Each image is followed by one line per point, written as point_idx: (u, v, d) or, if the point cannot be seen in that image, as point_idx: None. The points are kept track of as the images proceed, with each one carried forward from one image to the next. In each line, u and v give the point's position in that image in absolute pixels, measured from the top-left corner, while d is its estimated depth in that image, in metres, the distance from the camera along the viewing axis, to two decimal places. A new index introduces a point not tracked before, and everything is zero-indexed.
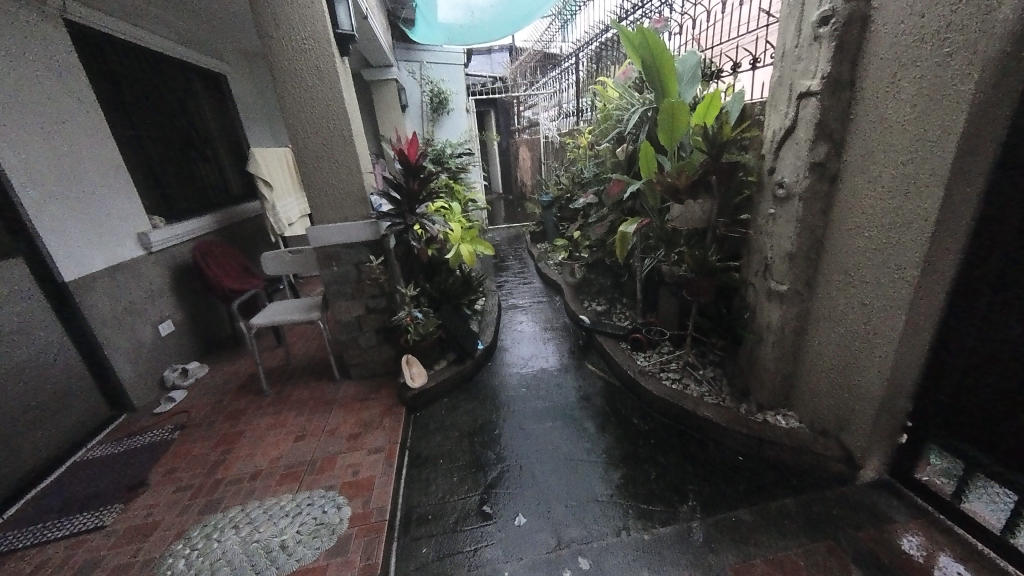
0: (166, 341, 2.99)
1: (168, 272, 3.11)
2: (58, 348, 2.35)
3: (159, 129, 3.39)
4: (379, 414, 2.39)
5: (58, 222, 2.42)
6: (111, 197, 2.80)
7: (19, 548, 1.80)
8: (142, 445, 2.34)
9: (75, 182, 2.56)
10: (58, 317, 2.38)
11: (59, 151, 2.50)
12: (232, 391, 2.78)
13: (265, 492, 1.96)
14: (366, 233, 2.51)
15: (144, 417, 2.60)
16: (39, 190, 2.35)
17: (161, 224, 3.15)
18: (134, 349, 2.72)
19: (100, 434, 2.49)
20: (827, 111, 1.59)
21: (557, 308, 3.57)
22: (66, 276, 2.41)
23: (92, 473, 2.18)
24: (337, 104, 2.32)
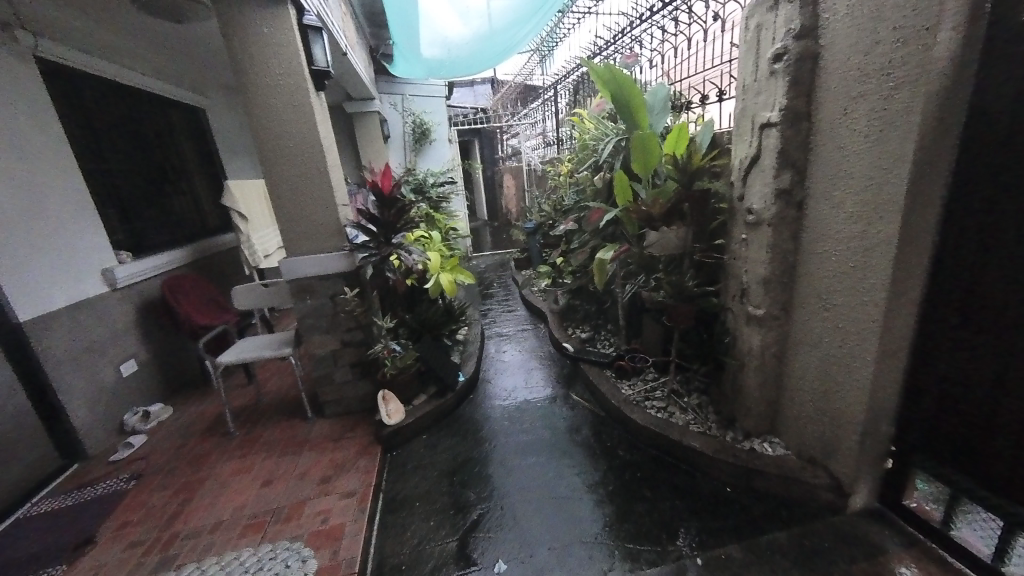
0: (128, 381, 2.84)
1: (133, 309, 2.98)
2: (5, 393, 2.19)
3: (132, 163, 3.34)
4: (353, 454, 2.28)
5: (16, 259, 2.31)
6: (77, 232, 2.70)
7: None
8: (93, 497, 2.16)
9: (38, 219, 2.47)
10: (8, 360, 2.24)
11: (23, 187, 2.42)
12: (197, 434, 2.62)
13: (225, 546, 1.80)
14: (341, 264, 2.45)
15: (100, 465, 2.42)
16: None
17: (129, 259, 3.05)
18: (91, 391, 2.57)
19: (48, 485, 2.30)
20: (789, 140, 1.64)
21: (541, 337, 3.52)
22: (20, 317, 2.28)
23: (35, 530, 1.99)
24: (311, 136, 2.31)
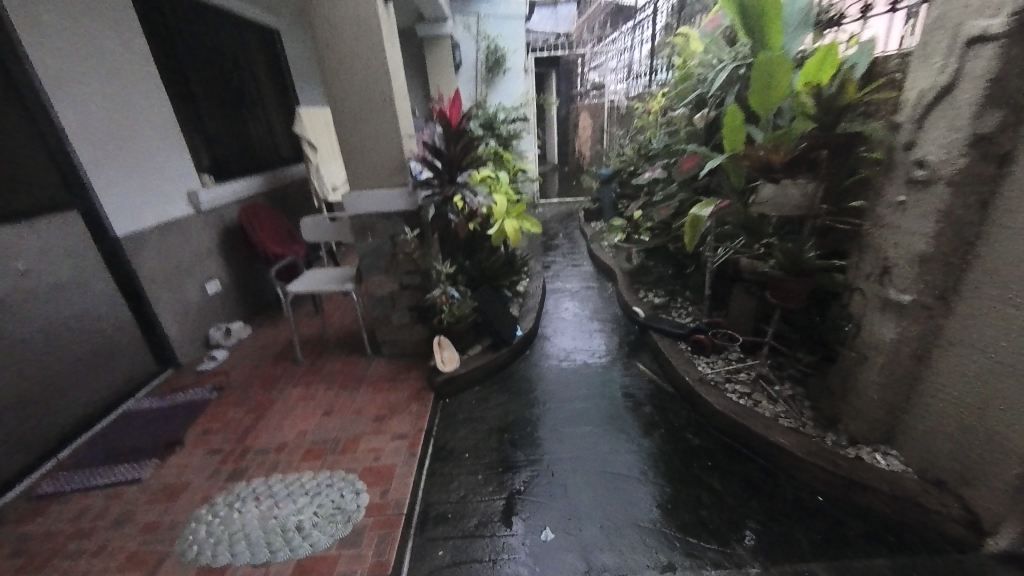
0: (212, 301, 3.05)
1: (215, 233, 3.13)
2: (108, 301, 2.41)
3: (212, 86, 3.37)
4: (407, 397, 2.28)
5: (112, 177, 2.45)
6: (166, 154, 2.80)
7: (66, 492, 1.84)
8: (183, 403, 2.38)
9: (130, 139, 2.58)
10: (111, 271, 2.44)
11: (117, 107, 2.51)
12: (269, 356, 2.79)
13: (288, 467, 1.88)
14: (402, 203, 2.31)
15: (189, 374, 2.67)
16: (95, 145, 2.37)
17: (211, 184, 3.16)
18: (181, 306, 2.78)
19: (148, 386, 2.58)
20: (1012, 62, 1.14)
21: (607, 297, 3.26)
22: (120, 232, 2.46)
23: (137, 425, 2.24)
24: (376, 57, 2.09)
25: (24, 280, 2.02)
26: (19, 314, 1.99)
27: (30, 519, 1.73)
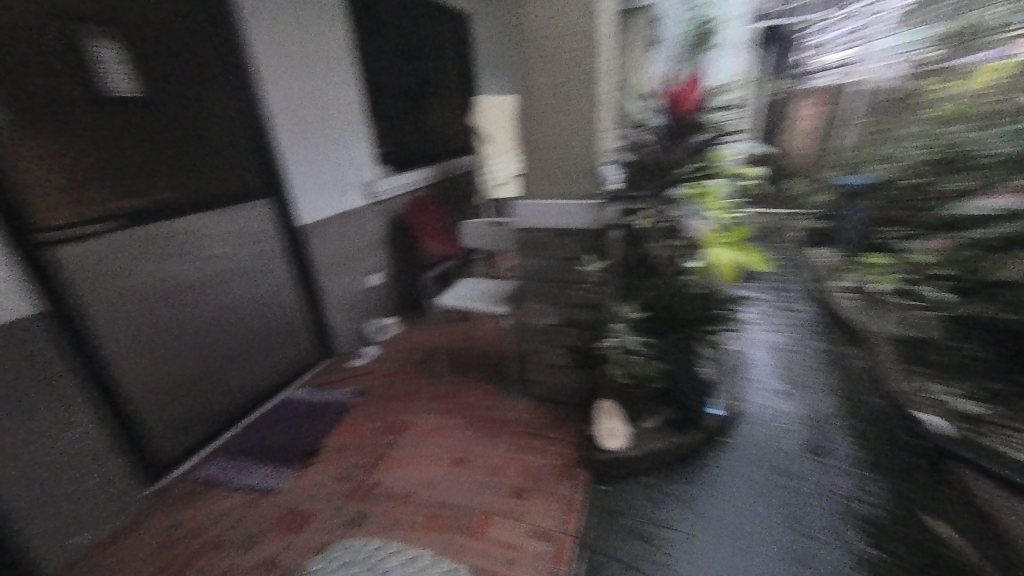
0: (372, 292, 3.03)
1: (384, 225, 3.10)
2: (284, 288, 2.45)
3: (403, 72, 3.34)
4: (553, 471, 1.77)
5: (302, 165, 2.45)
6: (352, 144, 2.78)
7: (216, 484, 1.85)
8: (329, 403, 2.32)
9: (324, 128, 2.57)
10: (290, 259, 2.47)
11: (317, 96, 2.51)
12: (413, 365, 2.61)
13: (408, 535, 1.55)
14: (587, 219, 1.78)
15: (341, 368, 2.65)
16: (294, 133, 2.39)
17: (387, 174, 3.13)
18: (345, 296, 2.79)
19: (306, 373, 2.61)
20: None
21: (852, 373, 2.23)
22: (303, 221, 2.48)
23: (288, 419, 2.23)
24: (586, 26, 1.58)
25: (218, 264, 2.08)
26: (214, 296, 2.07)
27: (185, 505, 1.75)
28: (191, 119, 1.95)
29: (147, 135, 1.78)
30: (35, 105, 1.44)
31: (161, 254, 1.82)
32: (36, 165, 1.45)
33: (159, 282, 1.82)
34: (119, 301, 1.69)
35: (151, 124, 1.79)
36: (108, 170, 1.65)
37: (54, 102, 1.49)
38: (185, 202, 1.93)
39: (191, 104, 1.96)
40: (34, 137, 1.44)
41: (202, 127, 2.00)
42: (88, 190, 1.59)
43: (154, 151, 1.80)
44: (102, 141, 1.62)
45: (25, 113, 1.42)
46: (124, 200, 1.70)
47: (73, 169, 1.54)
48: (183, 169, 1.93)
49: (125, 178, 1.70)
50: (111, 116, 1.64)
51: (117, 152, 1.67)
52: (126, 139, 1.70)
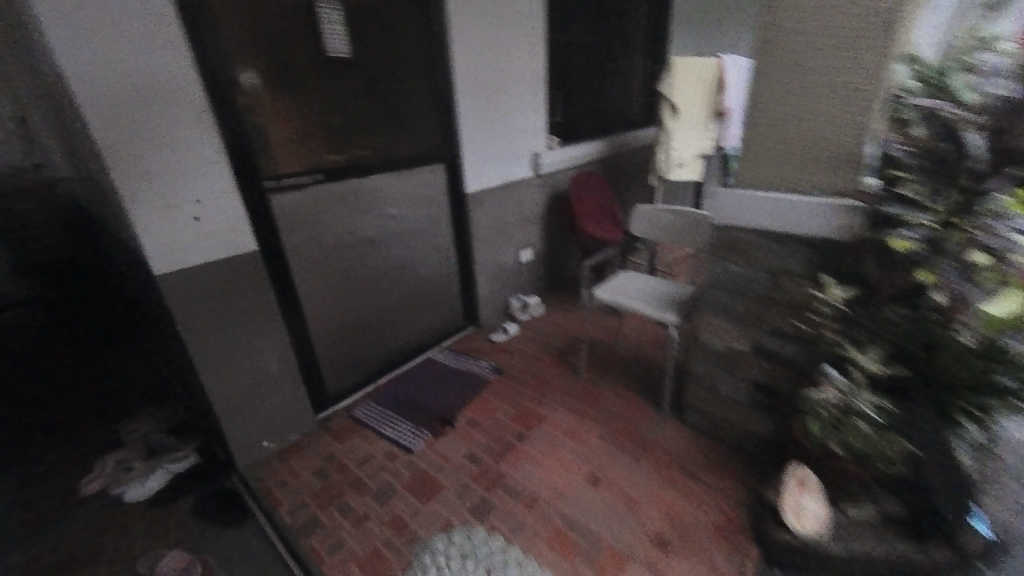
0: (521, 268, 2.97)
1: (541, 200, 2.97)
2: (445, 253, 2.49)
3: (588, 34, 3.07)
4: (709, 529, 1.44)
5: (476, 131, 2.39)
6: (520, 111, 2.64)
7: (367, 427, 2.00)
8: (469, 374, 2.34)
9: (498, 92, 2.45)
10: (453, 225, 2.48)
11: (496, 57, 2.38)
12: (552, 352, 2.48)
13: (531, 545, 1.43)
14: (828, 227, 1.27)
15: (483, 339, 2.67)
16: (472, 97, 2.31)
17: (555, 144, 2.95)
18: (496, 268, 2.77)
19: (452, 336, 2.67)
20: None
21: None
22: (470, 191, 2.45)
23: (431, 380, 2.31)
24: None
25: (395, 224, 2.17)
26: (388, 254, 2.18)
27: (341, 439, 1.94)
28: (389, 81, 2.01)
29: (352, 96, 1.88)
30: (271, 66, 1.62)
31: (351, 210, 1.96)
32: (267, 121, 1.63)
33: (346, 236, 1.97)
34: (313, 248, 1.87)
35: (356, 86, 1.89)
36: (318, 128, 1.79)
37: (284, 64, 1.65)
38: (376, 162, 2.01)
39: (391, 65, 2.00)
40: (269, 96, 1.62)
41: (397, 87, 2.05)
42: (302, 146, 1.75)
43: (355, 111, 1.91)
44: (316, 101, 1.77)
45: (264, 73, 1.60)
46: (328, 157, 1.84)
47: (293, 126, 1.71)
48: (375, 129, 2.00)
49: (331, 137, 1.84)
50: (325, 78, 1.78)
51: (327, 111, 1.81)
52: (334, 100, 1.83)
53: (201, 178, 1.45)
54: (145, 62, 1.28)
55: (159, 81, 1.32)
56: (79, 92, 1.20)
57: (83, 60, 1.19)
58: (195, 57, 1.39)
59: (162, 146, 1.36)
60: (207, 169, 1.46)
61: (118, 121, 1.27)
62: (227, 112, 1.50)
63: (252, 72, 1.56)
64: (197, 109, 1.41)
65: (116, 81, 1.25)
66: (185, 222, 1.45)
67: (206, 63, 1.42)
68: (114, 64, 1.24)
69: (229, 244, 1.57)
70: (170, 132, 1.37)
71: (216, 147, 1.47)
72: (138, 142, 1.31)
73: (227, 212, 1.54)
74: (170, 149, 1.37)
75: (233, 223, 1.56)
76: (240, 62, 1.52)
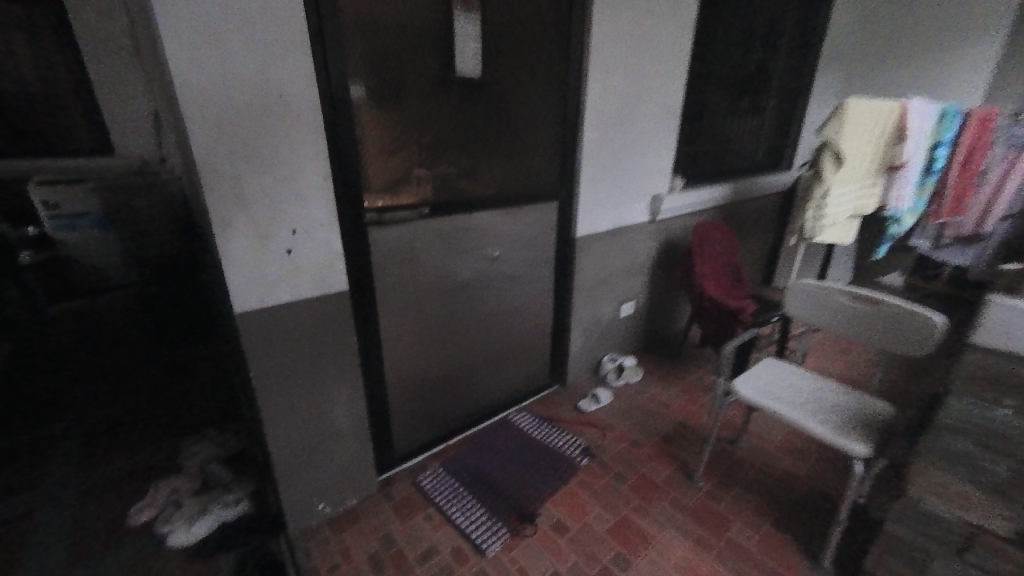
0: (619, 323, 2.58)
1: (651, 249, 2.57)
2: (541, 302, 2.17)
3: (728, 67, 2.69)
4: None
5: (597, 168, 2.06)
6: (649, 150, 2.30)
7: (433, 504, 1.67)
8: (553, 449, 1.96)
9: (629, 127, 2.13)
10: (555, 271, 2.16)
11: (635, 88, 2.07)
12: (655, 438, 2.04)
13: None
14: None
15: (569, 404, 2.28)
16: (601, 130, 2.00)
17: (677, 187, 2.55)
18: (593, 323, 2.40)
19: (533, 396, 2.31)
20: None
21: None
22: (579, 234, 2.10)
23: (507, 449, 1.96)
24: None
25: (493, 267, 1.89)
26: (481, 300, 1.90)
27: (402, 516, 1.63)
28: (515, 106, 1.74)
29: (472, 120, 1.64)
30: (393, 83, 1.41)
31: (451, 247, 1.70)
32: (378, 144, 1.42)
33: (440, 276, 1.72)
34: (403, 287, 1.62)
35: (478, 110, 1.64)
36: (429, 155, 1.55)
37: (406, 82, 1.44)
38: (487, 196, 1.74)
39: (519, 88, 1.73)
40: (385, 116, 1.41)
41: (522, 113, 1.78)
42: (410, 175, 1.52)
43: (472, 138, 1.66)
44: (433, 125, 1.54)
45: (384, 90, 1.39)
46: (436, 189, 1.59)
47: (405, 152, 1.49)
48: (490, 162, 1.74)
49: (444, 165, 1.60)
50: (447, 99, 1.55)
51: (443, 136, 1.58)
52: (453, 124, 1.59)
53: (300, 206, 1.24)
54: (261, 70, 1.10)
55: (273, 93, 1.13)
56: (185, 101, 1.02)
57: (193, 64, 1.01)
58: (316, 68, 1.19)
59: (265, 167, 1.16)
60: (309, 195, 1.25)
61: (222, 136, 1.08)
62: (338, 132, 1.29)
63: (371, 88, 1.36)
64: (308, 126, 1.20)
65: (227, 91, 1.06)
66: (276, 255, 1.24)
67: (326, 76, 1.23)
68: (228, 71, 1.05)
69: (319, 282, 1.34)
70: (274, 150, 1.16)
71: (322, 171, 1.26)
72: (240, 161, 1.12)
73: (322, 245, 1.32)
74: (273, 170, 1.17)
75: (326, 257, 1.34)
76: (361, 77, 1.33)
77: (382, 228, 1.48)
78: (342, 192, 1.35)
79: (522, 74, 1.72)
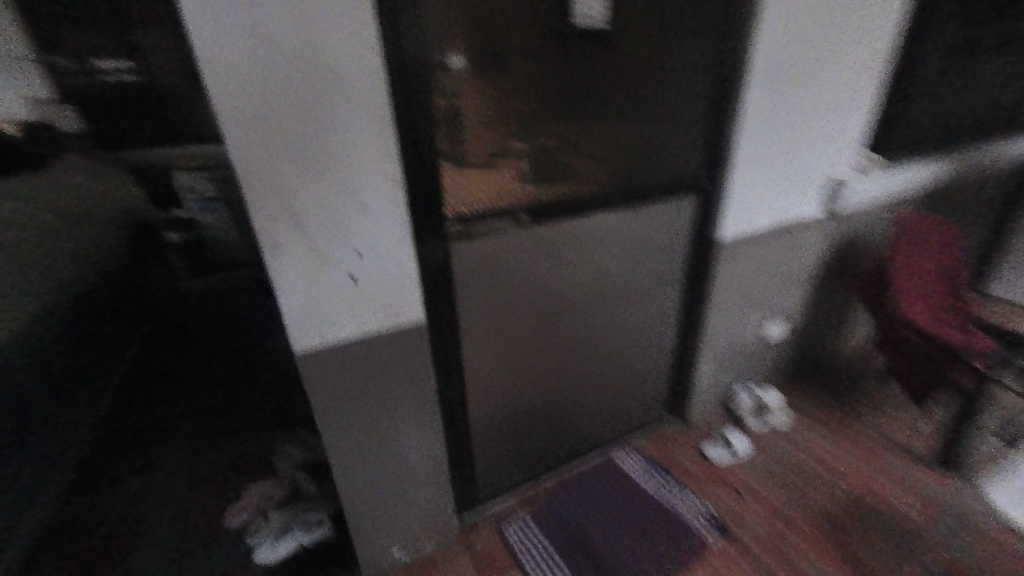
0: (760, 347, 2.00)
1: (817, 252, 1.91)
2: (663, 323, 1.70)
3: None
4: None
5: (758, 149, 1.47)
6: (835, 118, 1.62)
7: (520, 569, 1.40)
8: (671, 515, 1.55)
9: (812, 86, 1.48)
10: (684, 285, 1.67)
11: (829, 26, 1.41)
12: (817, 520, 1.50)
13: None
14: None
15: (690, 448, 1.83)
16: (770, 93, 1.40)
17: (868, 167, 1.83)
18: (728, 349, 1.87)
19: (644, 433, 1.88)
20: None
21: None
22: (726, 239, 1.56)
23: (612, 505, 1.60)
24: None
25: (605, 283, 1.47)
26: (587, 323, 1.51)
27: None
28: (650, 66, 1.25)
29: (592, 90, 1.20)
30: (491, 46, 1.02)
31: (554, 261, 1.32)
32: (470, 133, 1.05)
33: (538, 296, 1.36)
34: (492, 310, 1.30)
35: (601, 76, 1.19)
36: (531, 144, 1.16)
37: (508, 43, 1.04)
38: (606, 193, 1.30)
39: (659, 39, 1.24)
40: (479, 93, 1.04)
41: (660, 75, 1.28)
42: (510, 171, 1.14)
43: (590, 115, 1.22)
44: (541, 100, 1.14)
45: (479, 56, 1.01)
46: (543, 188, 1.20)
47: (505, 141, 1.11)
48: (612, 148, 1.28)
49: (553, 155, 1.19)
50: (561, 62, 1.12)
51: (553, 115, 1.17)
52: (567, 97, 1.17)
53: (365, 220, 0.96)
54: (310, 41, 0.80)
55: (326, 71, 0.83)
56: (215, 91, 0.76)
57: (222, 37, 0.74)
58: (383, 32, 0.87)
59: (320, 173, 0.89)
60: (375, 205, 0.96)
61: (266, 135, 0.82)
62: (417, 119, 0.96)
63: (462, 55, 0.99)
64: (373, 114, 0.90)
65: (268, 73, 0.79)
66: (337, 282, 0.98)
67: (399, 41, 0.90)
68: (268, 45, 0.78)
69: (390, 312, 1.07)
70: (330, 149, 0.88)
71: (392, 174, 0.96)
72: (289, 166, 0.86)
73: (394, 268, 1.03)
74: (330, 175, 0.90)
75: (399, 283, 1.05)
76: (450, 41, 0.96)
77: (469, 242, 1.15)
78: (421, 198, 1.03)
79: (666, 18, 1.22)
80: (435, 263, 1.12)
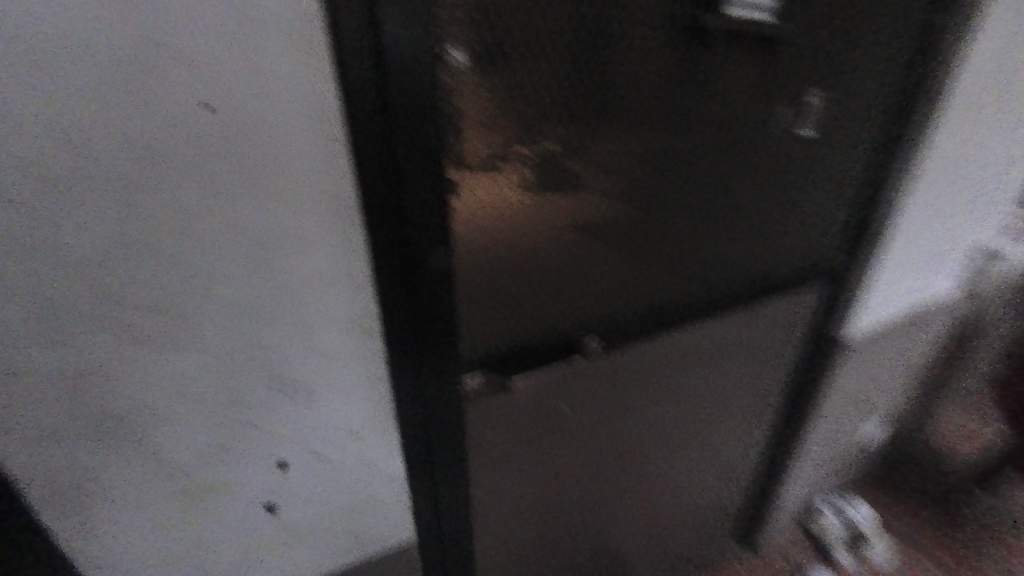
0: (868, 484, 1.44)
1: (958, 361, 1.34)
2: (753, 472, 1.15)
3: None
4: None
5: (929, 243, 0.92)
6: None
7: None
8: None
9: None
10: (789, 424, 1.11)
11: None
12: None
13: None
14: None
15: None
16: (973, 162, 0.83)
17: None
18: (827, 493, 1.33)
19: None
20: None
21: None
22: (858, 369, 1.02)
23: None
24: None
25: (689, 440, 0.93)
26: (657, 499, 0.96)
27: None
28: (846, 96, 0.68)
29: (729, 140, 0.65)
30: (553, 53, 0.47)
31: (638, 404, 0.78)
32: (494, 228, 0.52)
33: (611, 458, 0.80)
34: (519, 514, 0.74)
35: (739, 117, 0.63)
36: (601, 235, 0.63)
37: (576, 55, 0.49)
38: (722, 302, 0.77)
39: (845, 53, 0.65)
40: (518, 150, 0.50)
41: (840, 120, 0.69)
42: (563, 282, 0.61)
43: (716, 181, 0.67)
44: (633, 156, 0.60)
45: (523, 78, 0.47)
46: (616, 305, 0.67)
47: (558, 231, 0.58)
48: (733, 236, 0.73)
49: (639, 250, 0.66)
50: (682, 87, 0.58)
51: (652, 183, 0.63)
52: (685, 150, 0.63)
53: (293, 409, 0.46)
54: (124, 35, 0.31)
55: (185, 114, 0.34)
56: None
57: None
58: (332, 20, 0.36)
59: (182, 331, 0.39)
60: (316, 380, 0.46)
61: (24, 262, 0.34)
62: (410, 216, 0.44)
63: (486, 74, 0.45)
64: (309, 200, 0.40)
65: (13, 115, 0.30)
66: (235, 524, 0.48)
67: (378, 42, 0.37)
68: (3, 64, 0.29)
69: (354, 543, 0.58)
70: (205, 281, 0.39)
71: (353, 319, 0.46)
72: (100, 324, 0.37)
73: (356, 480, 0.53)
74: (208, 334, 0.40)
75: (367, 499, 0.55)
76: (459, 47, 0.42)
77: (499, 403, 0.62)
78: (422, 359, 0.51)
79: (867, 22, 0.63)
80: (445, 460, 0.59)
